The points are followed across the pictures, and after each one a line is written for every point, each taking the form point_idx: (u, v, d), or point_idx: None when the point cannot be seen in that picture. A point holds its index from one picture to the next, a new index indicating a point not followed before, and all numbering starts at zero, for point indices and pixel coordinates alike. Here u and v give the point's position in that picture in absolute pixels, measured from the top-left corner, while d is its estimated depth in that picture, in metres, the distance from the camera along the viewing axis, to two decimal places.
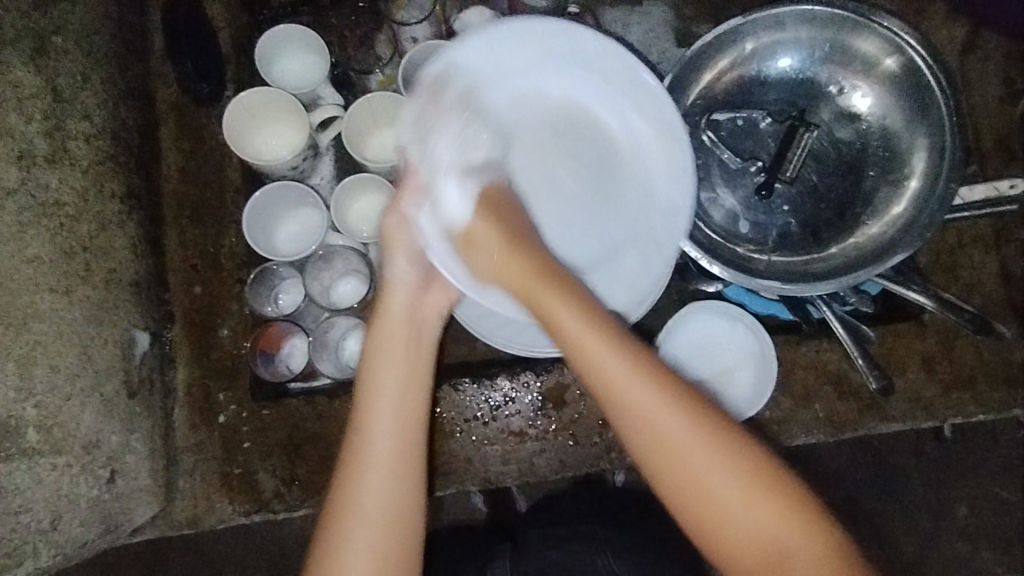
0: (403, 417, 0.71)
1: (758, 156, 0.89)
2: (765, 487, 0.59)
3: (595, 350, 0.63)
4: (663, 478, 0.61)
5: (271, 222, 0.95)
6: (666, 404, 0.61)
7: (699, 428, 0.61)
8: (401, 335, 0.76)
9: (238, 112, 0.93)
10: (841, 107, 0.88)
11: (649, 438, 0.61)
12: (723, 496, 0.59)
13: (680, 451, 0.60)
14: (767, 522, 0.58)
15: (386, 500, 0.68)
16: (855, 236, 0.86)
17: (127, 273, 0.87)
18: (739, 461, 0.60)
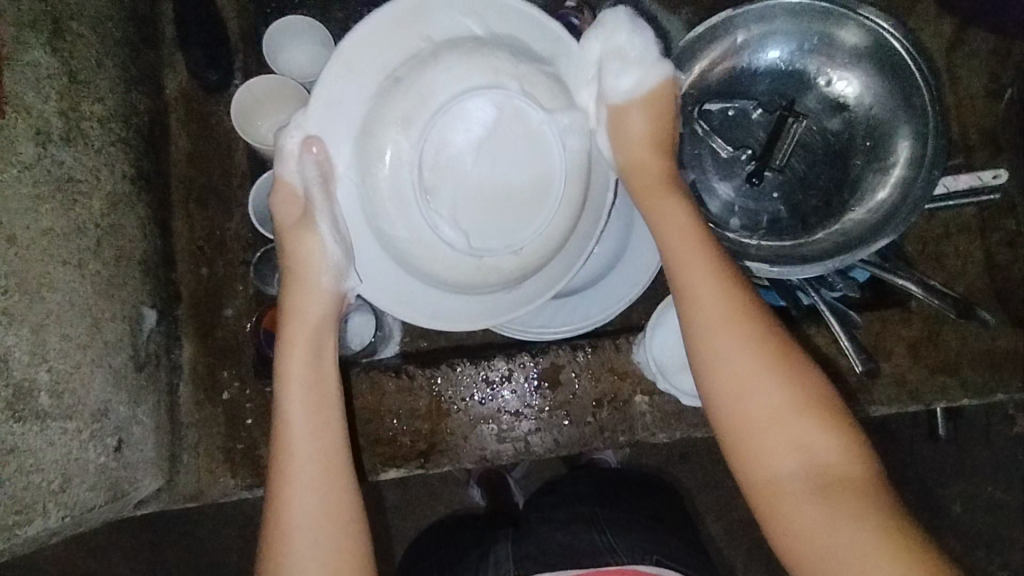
0: (313, 405, 0.74)
1: (749, 145, 0.92)
2: (824, 421, 0.65)
3: (706, 300, 0.69)
4: (717, 395, 0.67)
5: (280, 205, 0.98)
6: (751, 336, 0.68)
7: (767, 346, 0.67)
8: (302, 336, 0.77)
9: (247, 100, 0.96)
10: (829, 98, 0.91)
11: (722, 364, 0.67)
12: (774, 427, 0.65)
13: (749, 371, 0.66)
14: (809, 436, 0.65)
15: (314, 491, 0.70)
16: (842, 222, 0.89)
17: (136, 251, 0.89)
18: (801, 386, 0.66)
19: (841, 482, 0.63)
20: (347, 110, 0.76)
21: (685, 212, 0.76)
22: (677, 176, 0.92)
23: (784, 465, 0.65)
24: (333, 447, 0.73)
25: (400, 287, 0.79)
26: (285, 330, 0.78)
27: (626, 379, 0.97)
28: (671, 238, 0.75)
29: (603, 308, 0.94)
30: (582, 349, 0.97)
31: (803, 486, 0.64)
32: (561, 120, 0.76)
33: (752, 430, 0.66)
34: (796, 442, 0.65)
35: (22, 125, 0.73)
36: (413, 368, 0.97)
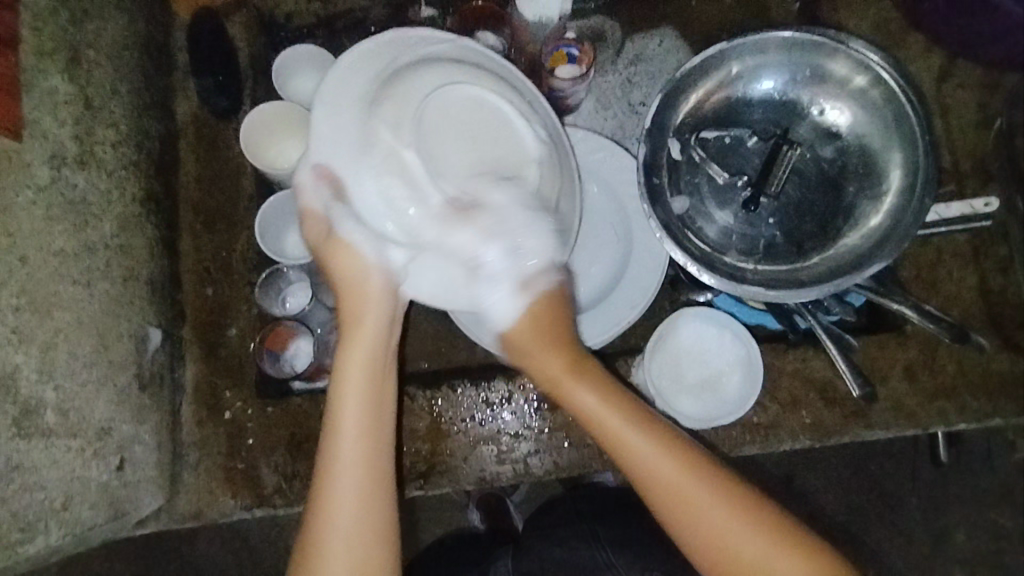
0: (366, 427, 0.75)
1: (744, 171, 0.94)
2: (735, 508, 0.73)
3: (672, 479, 0.73)
4: (702, 557, 0.73)
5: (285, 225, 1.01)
6: (708, 490, 0.73)
7: (682, 451, 0.75)
8: (372, 357, 0.77)
9: (257, 126, 0.99)
10: (821, 127, 0.94)
11: (697, 530, 0.72)
12: (734, 540, 0.72)
13: (684, 487, 0.73)
14: (745, 526, 0.72)
15: (351, 509, 0.72)
16: (836, 247, 0.91)
17: (143, 271, 0.91)
18: (712, 477, 0.74)
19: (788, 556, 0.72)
20: (338, 135, 0.72)
21: (595, 400, 0.76)
22: (675, 200, 0.93)
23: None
24: (377, 465, 0.74)
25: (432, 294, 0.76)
26: (348, 347, 0.77)
27: None
28: (562, 390, 0.78)
29: (602, 331, 0.94)
30: None
31: (750, 572, 0.71)
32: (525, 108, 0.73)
33: (717, 554, 0.72)
34: (755, 546, 0.72)
35: (38, 148, 0.75)
36: (414, 389, 0.98)
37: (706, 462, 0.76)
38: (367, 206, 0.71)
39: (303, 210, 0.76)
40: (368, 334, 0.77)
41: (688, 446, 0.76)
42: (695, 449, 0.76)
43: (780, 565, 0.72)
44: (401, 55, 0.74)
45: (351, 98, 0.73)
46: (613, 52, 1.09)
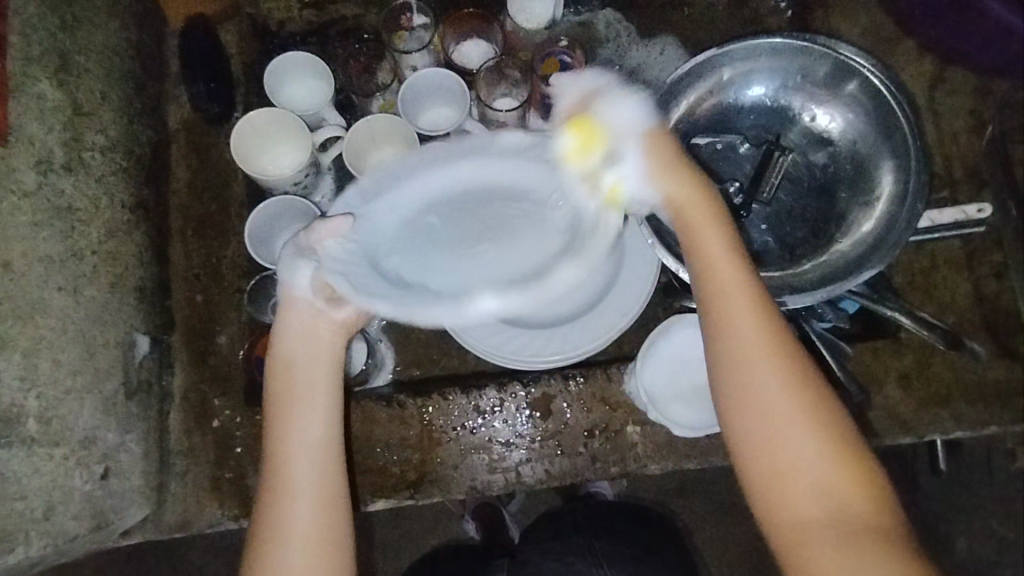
0: (306, 409, 0.75)
1: (737, 177, 0.94)
2: (818, 430, 0.68)
3: (749, 360, 0.70)
4: (744, 446, 0.70)
5: (275, 233, 1.01)
6: (795, 410, 0.69)
7: (793, 359, 0.71)
8: (308, 350, 0.76)
9: (247, 133, 1.00)
10: (813, 133, 0.94)
11: (753, 414, 0.70)
12: (802, 467, 0.68)
13: (766, 395, 0.69)
14: (821, 458, 0.68)
15: (307, 496, 0.72)
16: (829, 253, 0.91)
17: (132, 278, 0.91)
18: (811, 398, 0.69)
19: (848, 525, 0.66)
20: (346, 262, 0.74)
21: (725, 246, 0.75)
22: None
23: (812, 506, 0.67)
24: (329, 454, 0.74)
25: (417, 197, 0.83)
26: (278, 338, 0.76)
27: (618, 409, 0.96)
28: (704, 258, 0.75)
29: (593, 338, 0.93)
30: (575, 378, 0.97)
31: (809, 509, 0.67)
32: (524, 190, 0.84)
33: (771, 476, 0.68)
34: (824, 498, 0.67)
35: (25, 154, 0.75)
36: (405, 397, 0.97)
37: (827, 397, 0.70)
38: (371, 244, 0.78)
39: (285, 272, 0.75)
40: (296, 344, 0.76)
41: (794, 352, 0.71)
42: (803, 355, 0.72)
43: (852, 515, 0.66)
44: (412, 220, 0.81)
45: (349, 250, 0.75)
46: (606, 59, 1.09)
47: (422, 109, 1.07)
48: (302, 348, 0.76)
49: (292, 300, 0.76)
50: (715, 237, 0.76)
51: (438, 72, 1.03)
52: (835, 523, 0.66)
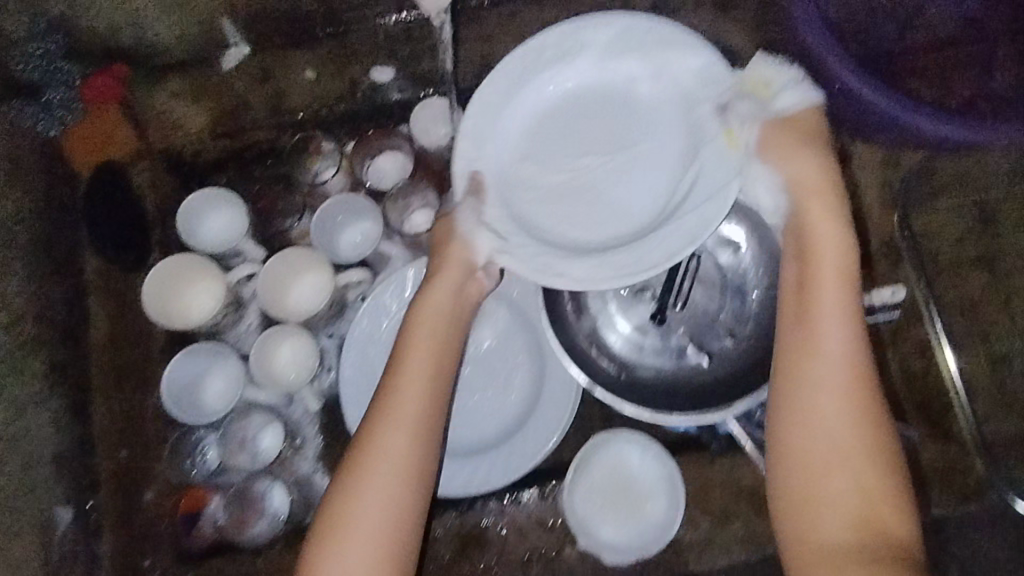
0: (427, 375, 0.79)
1: (650, 285, 0.93)
2: (876, 426, 0.70)
3: (815, 374, 0.71)
4: (783, 416, 0.72)
5: (196, 378, 1.00)
6: (852, 417, 0.70)
7: (863, 391, 0.70)
8: (440, 321, 0.82)
9: (162, 276, 1.01)
10: (722, 232, 0.93)
11: (801, 395, 0.71)
12: (834, 462, 0.69)
13: (827, 411, 0.70)
14: (849, 449, 0.69)
15: (388, 475, 0.74)
16: (749, 355, 0.89)
17: (46, 450, 0.91)
18: (868, 404, 0.70)
19: (865, 526, 0.67)
20: (513, 197, 0.83)
21: (843, 342, 0.72)
22: (581, 323, 0.93)
23: (844, 484, 0.69)
24: (418, 453, 0.76)
25: (522, 108, 0.84)
26: (419, 304, 0.83)
27: (556, 530, 0.94)
28: (807, 251, 0.76)
29: (521, 464, 0.93)
30: (507, 500, 0.96)
31: (846, 494, 0.68)
32: (641, 85, 0.83)
33: (812, 475, 0.70)
34: (855, 488, 0.68)
35: None
36: None
37: (880, 416, 0.70)
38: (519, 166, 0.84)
39: (442, 214, 0.85)
40: (426, 327, 0.82)
41: (864, 371, 0.71)
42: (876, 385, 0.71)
43: (870, 517, 0.67)
44: (571, 206, 0.82)
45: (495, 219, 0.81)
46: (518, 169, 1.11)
47: (337, 235, 1.08)
48: (427, 330, 0.81)
49: (448, 265, 0.83)
50: (828, 294, 0.74)
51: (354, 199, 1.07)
52: (858, 482, 0.68)
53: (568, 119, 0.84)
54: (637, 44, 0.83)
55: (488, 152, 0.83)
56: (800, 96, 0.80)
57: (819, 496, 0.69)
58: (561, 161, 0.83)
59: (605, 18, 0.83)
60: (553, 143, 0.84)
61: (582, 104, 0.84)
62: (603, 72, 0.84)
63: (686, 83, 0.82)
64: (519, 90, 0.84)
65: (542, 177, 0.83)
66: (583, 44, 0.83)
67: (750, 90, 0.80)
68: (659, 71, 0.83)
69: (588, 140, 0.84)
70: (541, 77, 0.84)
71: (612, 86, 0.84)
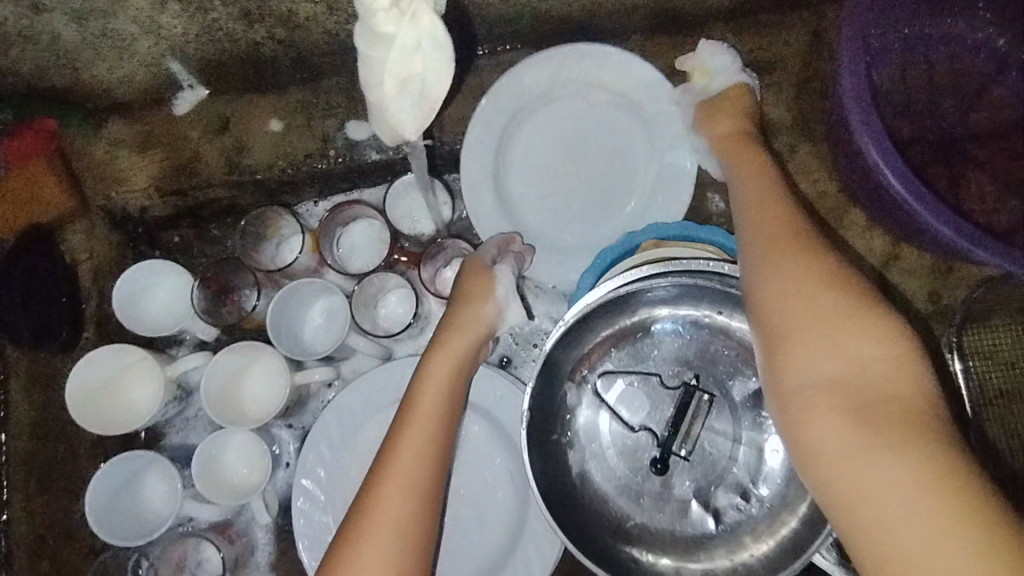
0: (426, 440, 0.70)
1: (652, 425, 0.81)
2: (858, 315, 0.61)
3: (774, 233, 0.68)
4: (781, 359, 0.63)
5: (127, 493, 0.87)
6: (809, 275, 0.64)
7: (827, 262, 0.64)
8: (450, 367, 0.75)
9: (87, 375, 0.85)
10: (735, 374, 0.82)
11: (779, 312, 0.63)
12: (805, 326, 0.62)
13: (779, 255, 0.66)
14: (825, 313, 0.62)
15: (384, 545, 0.65)
16: (758, 527, 0.77)
17: None
18: (862, 320, 0.61)
19: (861, 403, 0.59)
20: (545, 236, 1.00)
21: (773, 232, 0.68)
22: (570, 462, 0.82)
23: (818, 367, 0.61)
24: (417, 476, 0.68)
25: (500, 166, 0.99)
26: (437, 350, 0.76)
27: None
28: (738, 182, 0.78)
29: None
30: None
31: (821, 371, 0.61)
32: (573, 68, 0.97)
33: (783, 349, 0.62)
34: (829, 360, 0.60)
35: None
36: None
37: (866, 301, 0.62)
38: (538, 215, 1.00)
39: (468, 261, 0.84)
40: (449, 359, 0.75)
41: (853, 279, 0.64)
42: (868, 289, 0.63)
43: (853, 387, 0.59)
44: (567, 190, 1.00)
45: (534, 225, 1.00)
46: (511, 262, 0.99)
47: (298, 319, 0.94)
48: (444, 394, 0.74)
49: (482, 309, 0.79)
50: (770, 203, 0.72)
51: (315, 284, 0.91)
52: (840, 358, 0.60)
53: (534, 149, 0.99)
54: (558, 60, 0.96)
55: (486, 183, 0.98)
56: (726, 81, 0.92)
57: (814, 390, 0.60)
58: (557, 180, 1.00)
59: (523, 73, 0.96)
60: (553, 195, 1.00)
61: (541, 138, 0.99)
62: (559, 117, 0.99)
63: (628, 93, 0.97)
64: (492, 155, 0.98)
65: (551, 226, 1.00)
66: (524, 103, 0.98)
67: (696, 83, 0.95)
68: (588, 61, 0.96)
69: (564, 134, 0.99)
70: (507, 144, 0.99)
71: (559, 125, 0.99)
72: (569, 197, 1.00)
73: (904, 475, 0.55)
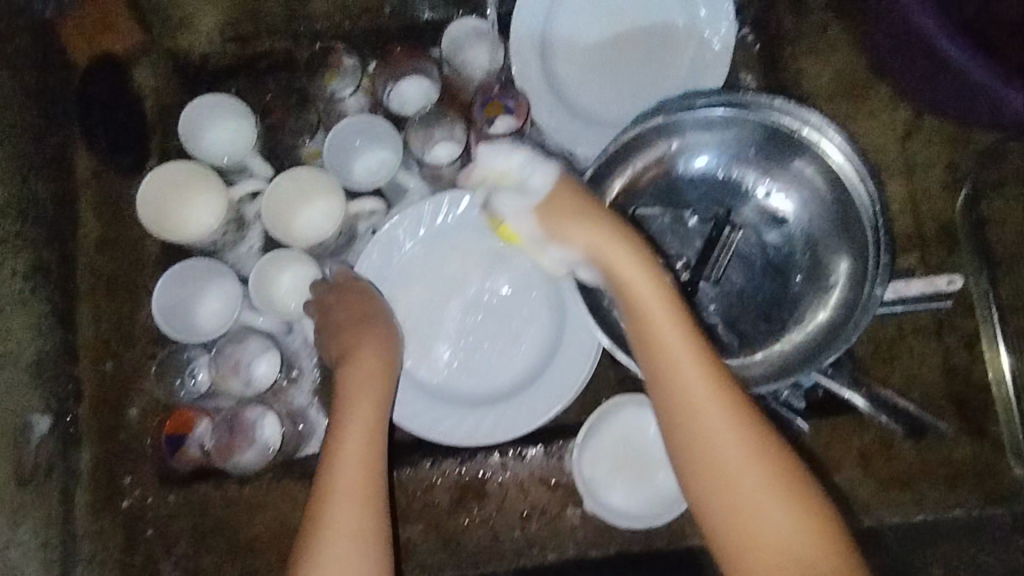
0: (362, 446, 0.76)
1: (684, 253, 0.86)
2: (727, 400, 0.65)
3: (668, 329, 0.68)
4: (714, 502, 0.64)
5: (189, 298, 0.92)
6: (690, 355, 0.67)
7: (673, 312, 0.69)
8: (370, 400, 0.80)
9: (155, 186, 0.93)
10: (764, 208, 0.86)
11: (703, 442, 0.65)
12: (703, 405, 0.65)
13: (679, 355, 0.67)
14: (709, 403, 0.65)
15: (350, 547, 0.70)
16: (780, 343, 0.84)
17: (27, 354, 0.85)
18: (732, 394, 0.66)
19: (738, 470, 0.63)
20: (582, 110, 1.02)
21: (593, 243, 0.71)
22: (607, 287, 0.86)
23: (721, 437, 0.64)
24: (369, 491, 0.74)
25: (547, 36, 1.01)
26: (346, 400, 0.81)
27: (558, 489, 0.91)
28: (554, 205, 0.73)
29: (532, 418, 0.89)
30: (510, 455, 0.92)
31: (721, 441, 0.64)
32: None
33: (682, 432, 0.66)
34: (717, 432, 0.64)
35: None
36: None
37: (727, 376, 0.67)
38: (577, 88, 1.02)
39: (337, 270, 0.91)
40: (362, 380, 0.81)
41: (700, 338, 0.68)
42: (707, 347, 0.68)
43: (732, 457, 0.64)
44: (608, 66, 1.02)
45: (572, 98, 1.02)
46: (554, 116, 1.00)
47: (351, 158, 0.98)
48: (365, 414, 0.79)
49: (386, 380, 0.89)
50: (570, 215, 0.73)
51: (369, 122, 0.96)
52: (719, 425, 0.65)
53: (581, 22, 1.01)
54: None
55: (532, 50, 1.00)
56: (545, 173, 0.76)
57: (751, 497, 0.63)
58: (600, 54, 1.02)
59: None
60: (593, 68, 1.02)
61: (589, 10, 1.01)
62: None
63: None
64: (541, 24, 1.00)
65: (589, 99, 1.02)
66: None
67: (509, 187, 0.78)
68: None
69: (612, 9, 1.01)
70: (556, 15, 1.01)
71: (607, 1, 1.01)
72: (609, 72, 1.02)
73: (787, 516, 0.62)
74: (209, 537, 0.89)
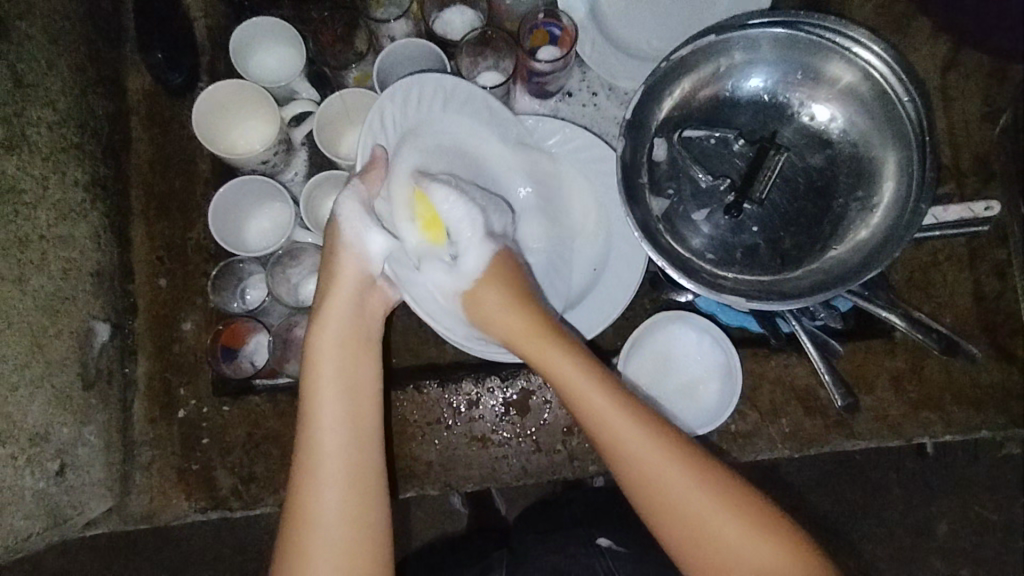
0: (350, 444, 0.73)
1: (729, 174, 0.87)
2: (680, 449, 0.71)
3: (611, 412, 0.71)
4: (688, 547, 0.69)
5: (244, 215, 0.95)
6: (631, 416, 0.71)
7: (611, 389, 0.73)
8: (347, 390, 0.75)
9: (209, 106, 0.93)
10: (808, 131, 0.87)
11: (664, 498, 0.69)
12: (658, 468, 0.69)
13: (627, 438, 0.71)
14: (663, 459, 0.70)
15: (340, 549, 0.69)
16: (823, 261, 0.85)
17: (88, 264, 0.87)
18: (681, 445, 0.71)
19: (703, 515, 0.68)
20: (626, 41, 1.02)
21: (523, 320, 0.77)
22: (653, 205, 0.87)
23: (677, 490, 0.69)
24: (363, 480, 0.72)
25: None
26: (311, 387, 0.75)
27: None
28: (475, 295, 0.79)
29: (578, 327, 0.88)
30: None
31: (682, 497, 0.69)
32: None
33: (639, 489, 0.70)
34: (677, 485, 0.69)
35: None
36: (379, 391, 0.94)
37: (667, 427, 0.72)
38: (622, 19, 1.02)
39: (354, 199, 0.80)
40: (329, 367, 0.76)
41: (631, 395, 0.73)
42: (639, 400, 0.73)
43: (697, 506, 0.69)
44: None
45: (617, 29, 1.02)
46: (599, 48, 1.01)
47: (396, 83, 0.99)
48: (340, 405, 0.74)
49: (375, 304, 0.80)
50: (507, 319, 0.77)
51: (416, 44, 0.95)
52: (675, 479, 0.69)
53: None
54: None
55: None
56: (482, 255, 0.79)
57: (723, 541, 0.68)
58: None
59: None
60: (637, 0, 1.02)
61: None
62: None
63: None
64: None
65: (632, 30, 1.02)
66: None
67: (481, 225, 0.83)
68: None
69: None
70: None
71: None
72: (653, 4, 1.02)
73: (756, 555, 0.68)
74: (263, 447, 0.91)
